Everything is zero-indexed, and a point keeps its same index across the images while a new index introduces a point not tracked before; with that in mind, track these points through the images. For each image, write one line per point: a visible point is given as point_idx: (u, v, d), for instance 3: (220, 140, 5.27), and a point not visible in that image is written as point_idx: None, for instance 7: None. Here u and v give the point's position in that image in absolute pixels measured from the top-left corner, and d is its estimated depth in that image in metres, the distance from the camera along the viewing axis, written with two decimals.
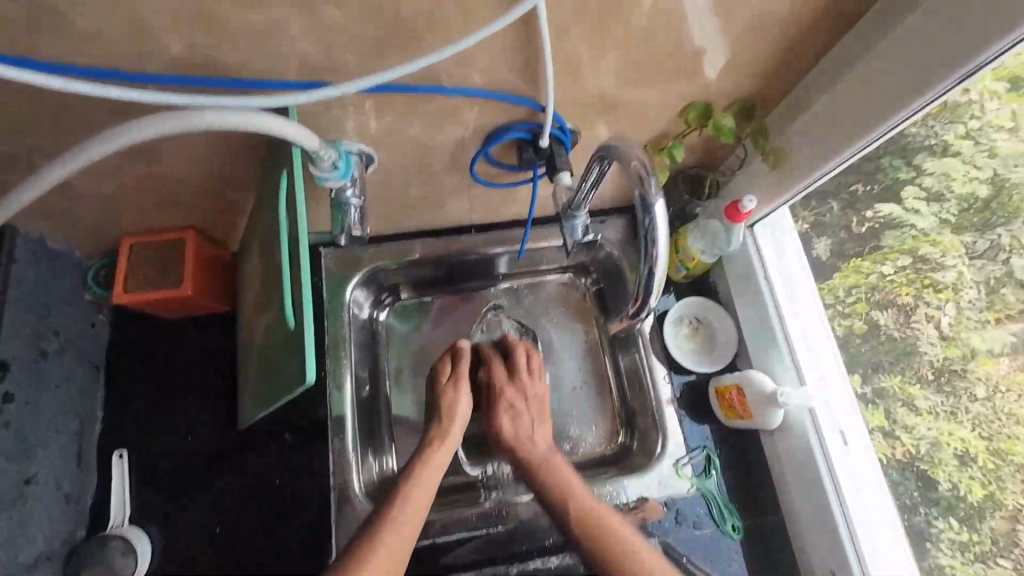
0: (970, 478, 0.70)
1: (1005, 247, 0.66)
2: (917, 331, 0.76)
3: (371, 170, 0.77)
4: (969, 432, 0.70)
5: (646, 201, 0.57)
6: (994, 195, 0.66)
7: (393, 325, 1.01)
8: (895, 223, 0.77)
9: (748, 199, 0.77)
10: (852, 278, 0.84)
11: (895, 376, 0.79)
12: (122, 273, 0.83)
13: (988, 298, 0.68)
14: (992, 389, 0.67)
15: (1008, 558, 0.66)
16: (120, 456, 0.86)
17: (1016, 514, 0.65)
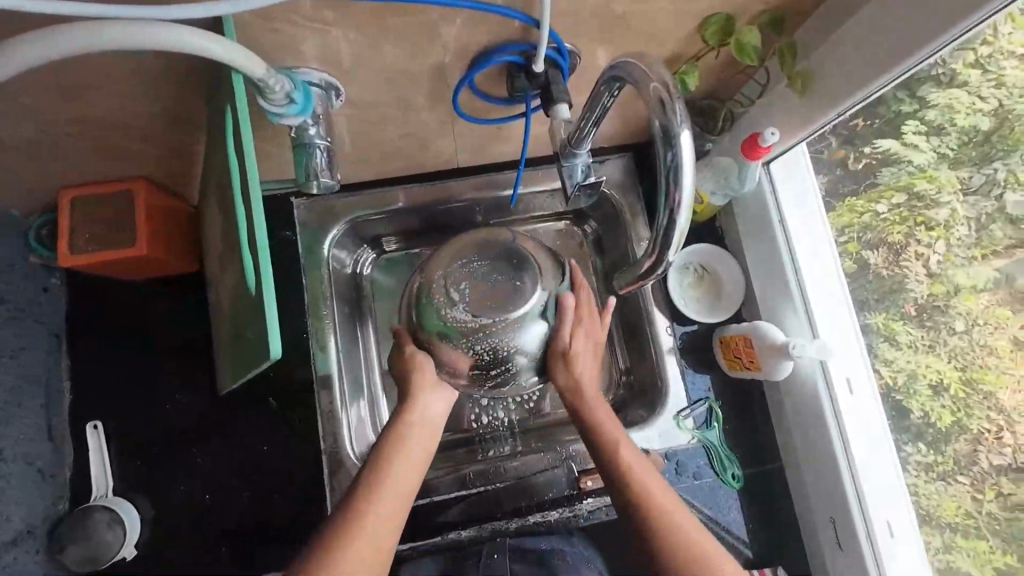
0: (941, 406, 0.71)
1: (1000, 182, 0.64)
2: (906, 269, 0.74)
3: (337, 104, 0.67)
4: (945, 363, 0.70)
5: (667, 131, 0.47)
6: (997, 127, 0.63)
7: (378, 280, 0.93)
8: (891, 158, 0.73)
9: (770, 132, 0.69)
10: (845, 217, 0.81)
11: (880, 313, 0.78)
12: (65, 231, 0.74)
13: (976, 235, 0.67)
14: (971, 323, 0.68)
15: (966, 476, 0.69)
16: (94, 427, 0.82)
17: (979, 437, 0.67)
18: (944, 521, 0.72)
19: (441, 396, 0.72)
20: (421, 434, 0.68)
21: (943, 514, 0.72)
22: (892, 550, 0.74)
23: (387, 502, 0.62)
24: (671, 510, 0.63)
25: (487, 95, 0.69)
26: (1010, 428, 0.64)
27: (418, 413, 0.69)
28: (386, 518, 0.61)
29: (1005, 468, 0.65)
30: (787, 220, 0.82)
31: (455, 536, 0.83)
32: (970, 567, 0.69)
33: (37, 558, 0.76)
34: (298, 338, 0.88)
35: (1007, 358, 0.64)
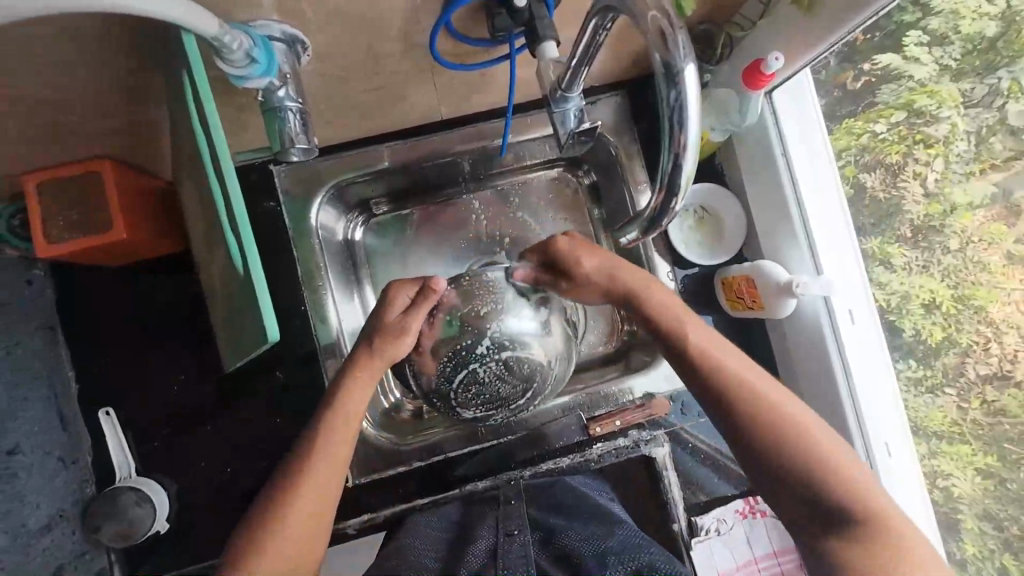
0: (932, 323, 0.72)
1: (1003, 92, 0.62)
2: (903, 191, 0.73)
3: (305, 59, 0.62)
4: (938, 282, 0.71)
5: (671, 67, 0.43)
6: (1002, 32, 0.60)
7: (372, 245, 0.90)
8: (892, 75, 0.70)
9: (774, 57, 0.64)
10: (842, 141, 0.78)
11: (875, 238, 0.78)
12: (36, 222, 0.70)
13: (976, 149, 0.66)
14: (965, 241, 0.68)
15: (953, 387, 0.72)
16: (107, 413, 0.83)
17: (968, 349, 0.69)
18: (932, 430, 0.76)
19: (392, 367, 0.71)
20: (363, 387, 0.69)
21: (932, 424, 0.75)
22: (888, 469, 0.77)
23: (328, 460, 0.65)
24: (766, 390, 0.61)
25: (466, 37, 0.63)
26: (997, 339, 0.67)
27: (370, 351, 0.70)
28: (327, 477, 0.65)
29: (990, 376, 0.68)
30: (790, 153, 0.79)
31: (470, 488, 0.86)
32: (952, 468, 0.74)
33: (76, 539, 0.79)
34: (296, 311, 0.87)
35: (998, 275, 0.66)
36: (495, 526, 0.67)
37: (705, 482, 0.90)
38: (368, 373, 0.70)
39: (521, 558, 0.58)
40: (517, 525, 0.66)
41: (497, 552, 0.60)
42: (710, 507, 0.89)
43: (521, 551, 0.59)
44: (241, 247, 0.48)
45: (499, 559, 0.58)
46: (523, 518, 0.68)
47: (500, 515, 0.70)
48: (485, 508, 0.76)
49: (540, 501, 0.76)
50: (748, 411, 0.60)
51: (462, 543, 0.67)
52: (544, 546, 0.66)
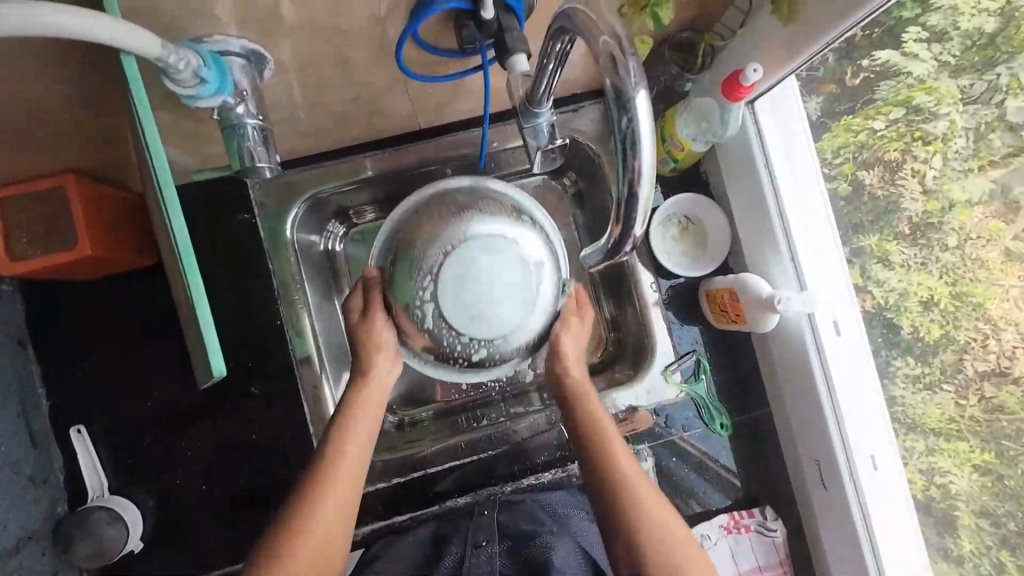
0: (930, 321, 0.70)
1: (1002, 88, 0.60)
2: (900, 189, 0.71)
3: (267, 73, 0.61)
4: (936, 279, 0.69)
5: (621, 94, 0.41)
6: (1001, 28, 0.58)
7: (352, 255, 0.89)
8: (890, 72, 0.67)
9: (752, 68, 0.63)
10: (841, 138, 0.76)
11: (874, 236, 0.75)
12: (0, 236, 0.68)
13: (974, 145, 0.64)
14: (964, 238, 0.66)
15: (952, 383, 0.69)
16: (78, 431, 0.81)
17: (966, 345, 0.67)
18: (930, 427, 0.72)
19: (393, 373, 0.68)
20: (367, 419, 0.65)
21: (929, 421, 0.72)
22: (873, 481, 0.76)
23: (340, 494, 0.60)
24: (640, 490, 0.60)
25: (435, 48, 0.62)
26: (995, 335, 0.64)
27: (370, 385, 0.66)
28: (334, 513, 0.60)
29: (988, 372, 0.65)
30: (771, 161, 0.77)
31: (451, 504, 0.84)
32: (948, 465, 0.71)
33: (47, 558, 0.77)
34: (272, 325, 0.85)
35: (997, 270, 0.63)
36: (465, 538, 0.66)
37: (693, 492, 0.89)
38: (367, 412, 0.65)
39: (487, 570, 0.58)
40: (487, 535, 0.65)
41: (463, 565, 0.60)
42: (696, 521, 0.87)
43: (487, 564, 0.59)
44: (184, 273, 0.48)
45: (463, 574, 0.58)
46: (494, 530, 0.67)
47: (473, 525, 0.70)
48: (461, 519, 0.75)
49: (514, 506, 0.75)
50: (614, 517, 0.59)
51: (434, 557, 0.66)
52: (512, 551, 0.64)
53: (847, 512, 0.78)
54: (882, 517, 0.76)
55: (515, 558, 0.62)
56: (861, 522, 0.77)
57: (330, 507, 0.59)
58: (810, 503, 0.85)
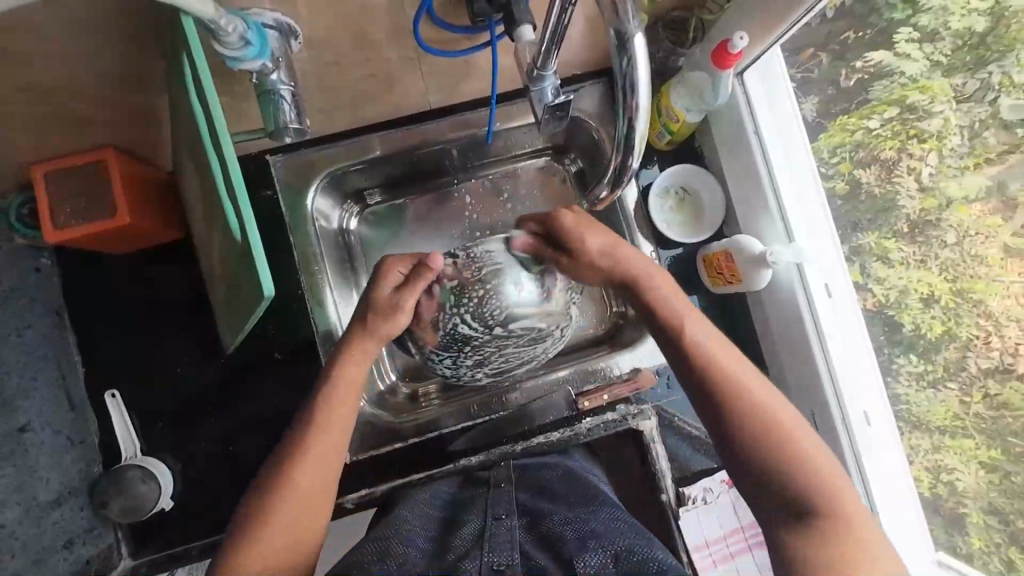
0: (931, 317, 0.74)
1: (994, 87, 0.65)
2: (897, 186, 0.76)
3: (291, 44, 0.70)
4: (936, 276, 0.74)
5: (621, 37, 0.46)
6: (991, 28, 0.64)
7: (365, 235, 0.94)
8: (885, 71, 0.73)
9: (738, 36, 0.68)
10: (837, 137, 0.82)
11: (873, 233, 0.80)
12: (45, 206, 0.73)
13: (970, 143, 0.69)
14: (962, 234, 0.71)
15: (955, 381, 0.74)
16: (112, 395, 0.86)
17: (968, 343, 0.71)
18: (935, 425, 0.77)
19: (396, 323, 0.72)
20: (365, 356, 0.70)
21: (934, 419, 0.77)
22: (866, 435, 0.81)
23: (322, 449, 0.65)
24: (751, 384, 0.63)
25: (449, 24, 0.71)
26: (998, 333, 0.69)
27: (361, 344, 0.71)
28: (324, 459, 0.64)
29: (993, 369, 0.70)
30: (762, 131, 0.82)
31: (465, 463, 0.88)
32: (956, 462, 0.75)
33: (83, 515, 0.81)
34: (293, 295, 0.90)
35: (997, 267, 0.69)
36: (483, 511, 0.65)
37: (689, 460, 0.92)
38: (349, 377, 0.69)
39: (508, 540, 0.57)
40: (505, 509, 0.65)
41: (483, 534, 0.59)
42: (698, 480, 0.91)
43: (508, 535, 0.58)
44: (239, 208, 0.50)
45: (485, 542, 0.57)
46: (512, 503, 0.67)
47: (492, 498, 0.69)
48: (477, 492, 0.74)
49: (530, 487, 0.74)
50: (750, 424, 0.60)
51: (449, 530, 0.63)
52: (529, 528, 0.63)
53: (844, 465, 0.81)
54: (880, 476, 0.79)
55: (536, 534, 0.61)
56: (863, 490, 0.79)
57: (320, 451, 0.65)
58: None
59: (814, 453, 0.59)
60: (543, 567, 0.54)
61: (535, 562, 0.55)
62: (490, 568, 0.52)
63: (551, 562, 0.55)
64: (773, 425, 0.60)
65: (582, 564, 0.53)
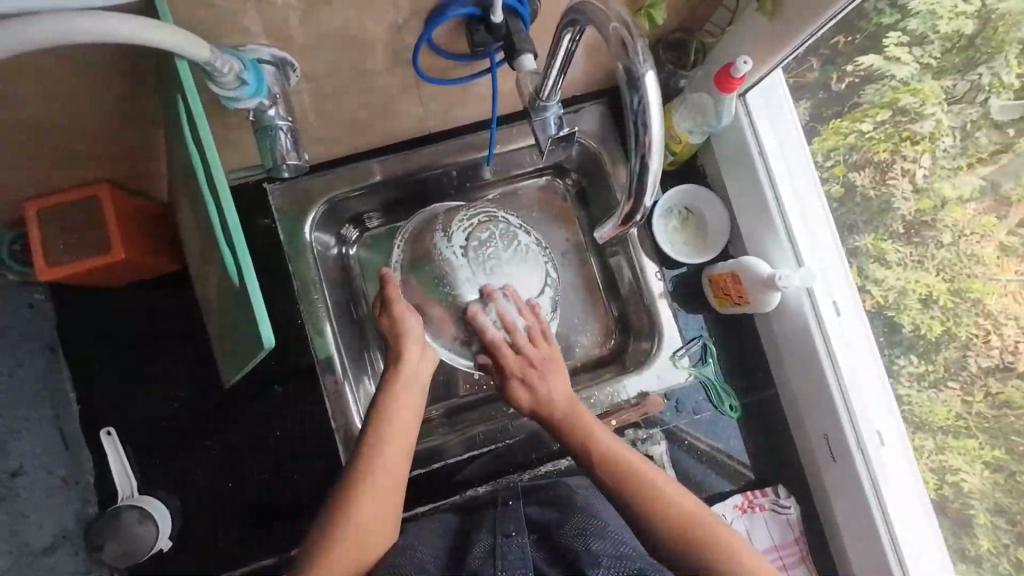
0: (930, 317, 0.75)
1: (986, 88, 0.66)
2: (893, 187, 0.77)
3: (293, 79, 0.65)
4: (933, 276, 0.74)
5: (632, 74, 0.45)
6: (980, 29, 0.64)
7: (366, 259, 0.93)
8: (875, 75, 0.74)
9: (742, 60, 0.68)
10: (830, 141, 0.82)
11: (870, 235, 0.80)
12: (37, 244, 0.72)
13: (963, 144, 0.69)
14: (957, 235, 0.71)
15: (957, 380, 0.73)
16: (108, 433, 0.83)
17: (968, 343, 0.71)
18: (936, 426, 0.77)
19: (423, 357, 0.76)
20: (407, 393, 0.72)
21: (935, 419, 0.76)
22: (882, 457, 0.79)
23: (387, 458, 0.66)
24: (619, 450, 0.67)
25: (447, 51, 0.67)
26: (997, 331, 0.68)
27: (404, 375, 0.74)
28: (387, 482, 0.65)
29: (993, 368, 0.70)
30: (767, 155, 0.82)
31: (472, 493, 0.86)
32: (959, 463, 0.75)
33: (78, 560, 0.78)
34: (292, 324, 0.88)
35: (993, 266, 0.68)
36: (491, 529, 0.63)
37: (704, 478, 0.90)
38: (405, 392, 0.72)
39: (519, 559, 0.56)
40: (515, 526, 0.63)
41: (495, 551, 0.57)
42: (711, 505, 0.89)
43: (520, 552, 0.57)
44: (236, 253, 0.49)
45: (496, 559, 0.56)
46: (520, 518, 0.65)
47: (499, 516, 0.66)
48: (484, 512, 0.71)
49: (539, 500, 0.71)
50: (619, 481, 0.64)
51: (458, 555, 0.61)
52: (540, 545, 0.62)
53: (858, 485, 0.80)
54: (894, 497, 0.78)
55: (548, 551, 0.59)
56: (873, 502, 0.79)
57: (387, 458, 0.66)
58: (823, 484, 0.87)
59: (673, 501, 0.62)
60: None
61: None
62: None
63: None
64: (647, 514, 0.61)
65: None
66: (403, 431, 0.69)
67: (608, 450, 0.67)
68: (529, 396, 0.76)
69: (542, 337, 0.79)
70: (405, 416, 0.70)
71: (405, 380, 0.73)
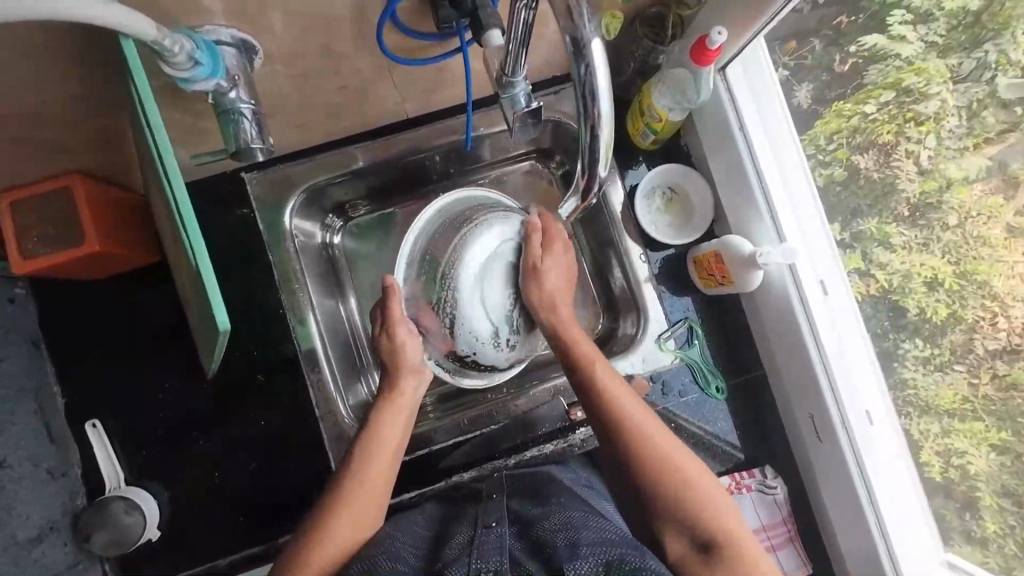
0: (936, 301, 0.70)
1: (992, 66, 0.62)
2: (896, 170, 0.73)
3: (257, 62, 0.64)
4: (938, 258, 0.70)
5: (577, 42, 0.44)
6: (986, 5, 0.61)
7: (351, 249, 0.92)
8: (879, 55, 0.71)
9: (716, 31, 0.66)
10: (833, 124, 0.78)
11: (873, 219, 0.76)
12: (11, 237, 0.72)
13: (968, 125, 0.66)
14: (964, 216, 0.67)
15: (963, 363, 0.69)
16: (94, 425, 0.84)
17: (974, 326, 0.67)
18: (943, 409, 0.73)
19: (420, 381, 0.77)
20: (397, 419, 0.72)
21: (941, 403, 0.72)
22: (869, 437, 0.78)
23: (378, 473, 0.67)
24: (642, 421, 0.63)
25: (414, 31, 0.65)
26: (1004, 313, 0.65)
27: (399, 399, 0.75)
28: (370, 497, 0.65)
29: (1002, 350, 0.66)
30: (748, 131, 0.80)
31: (456, 480, 0.85)
32: (966, 446, 0.71)
33: (67, 550, 0.79)
34: (275, 314, 0.88)
35: (1000, 247, 0.64)
36: (472, 520, 0.62)
37: None
38: (397, 421, 0.72)
39: (496, 547, 0.54)
40: (495, 517, 0.61)
41: (472, 542, 0.55)
42: None
43: (498, 541, 0.55)
44: (189, 237, 0.49)
45: (473, 548, 0.53)
46: (502, 512, 0.63)
47: (481, 509, 0.65)
48: (467, 504, 0.70)
49: (524, 492, 0.70)
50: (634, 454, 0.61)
51: (437, 545, 0.59)
52: (522, 535, 0.59)
53: (843, 464, 0.80)
54: (882, 477, 0.77)
55: (527, 542, 0.57)
56: (859, 480, 0.78)
57: (375, 475, 0.67)
58: (811, 464, 0.87)
59: (710, 506, 0.58)
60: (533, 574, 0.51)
61: (525, 567, 0.52)
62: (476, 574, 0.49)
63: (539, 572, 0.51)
64: (676, 491, 0.59)
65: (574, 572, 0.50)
66: (390, 450, 0.70)
67: (636, 420, 0.63)
68: (537, 282, 0.78)
69: (551, 245, 0.80)
70: (396, 440, 0.71)
71: (398, 404, 0.74)
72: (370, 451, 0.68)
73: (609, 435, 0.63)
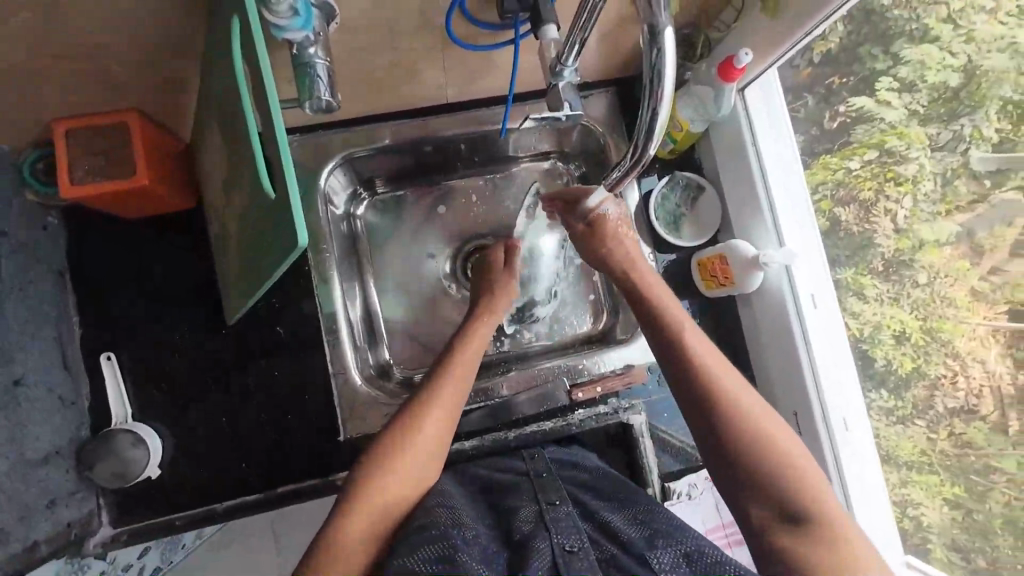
0: (902, 353, 0.81)
1: (966, 138, 0.72)
2: (875, 226, 0.83)
3: (332, 28, 0.70)
4: (907, 314, 0.80)
5: (653, 28, 0.51)
6: (964, 83, 0.70)
7: (371, 222, 0.98)
8: (865, 117, 0.82)
9: (743, 53, 0.74)
10: (819, 175, 0.89)
11: (849, 269, 0.87)
12: (63, 162, 0.74)
13: (942, 190, 0.75)
14: (932, 276, 0.77)
15: (923, 419, 0.80)
16: (109, 358, 0.85)
17: (936, 382, 0.77)
18: (902, 459, 0.84)
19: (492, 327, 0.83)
20: (457, 380, 0.74)
21: (901, 453, 0.83)
22: (845, 440, 0.85)
23: (429, 438, 0.68)
24: (737, 389, 0.68)
25: (478, 19, 0.74)
26: (963, 372, 0.74)
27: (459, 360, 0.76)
28: (425, 457, 0.67)
29: (958, 410, 0.76)
30: (760, 145, 0.88)
31: (458, 446, 0.87)
32: (922, 496, 0.82)
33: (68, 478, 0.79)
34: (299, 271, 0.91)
35: (965, 308, 0.74)
36: (532, 496, 0.66)
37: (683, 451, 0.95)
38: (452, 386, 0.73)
39: (572, 525, 0.59)
40: (558, 496, 0.66)
41: (545, 518, 0.60)
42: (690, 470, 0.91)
43: (570, 520, 0.60)
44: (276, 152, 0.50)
45: (550, 525, 0.58)
46: (562, 491, 0.67)
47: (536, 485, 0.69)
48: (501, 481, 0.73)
49: (574, 483, 0.74)
50: (733, 423, 0.66)
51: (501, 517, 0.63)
52: (585, 517, 0.64)
53: (823, 460, 0.85)
54: (854, 476, 0.83)
55: (596, 525, 0.62)
56: (836, 476, 0.84)
57: (423, 440, 0.68)
58: None
59: (796, 464, 0.64)
60: (613, 553, 0.56)
61: (606, 550, 0.56)
62: (563, 549, 0.54)
63: (620, 550, 0.56)
64: (765, 447, 0.65)
65: (657, 559, 0.54)
66: (450, 405, 0.72)
67: (744, 405, 0.67)
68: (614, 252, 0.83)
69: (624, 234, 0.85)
70: (449, 404, 0.72)
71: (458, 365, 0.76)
72: (420, 412, 0.70)
73: (710, 406, 0.68)
